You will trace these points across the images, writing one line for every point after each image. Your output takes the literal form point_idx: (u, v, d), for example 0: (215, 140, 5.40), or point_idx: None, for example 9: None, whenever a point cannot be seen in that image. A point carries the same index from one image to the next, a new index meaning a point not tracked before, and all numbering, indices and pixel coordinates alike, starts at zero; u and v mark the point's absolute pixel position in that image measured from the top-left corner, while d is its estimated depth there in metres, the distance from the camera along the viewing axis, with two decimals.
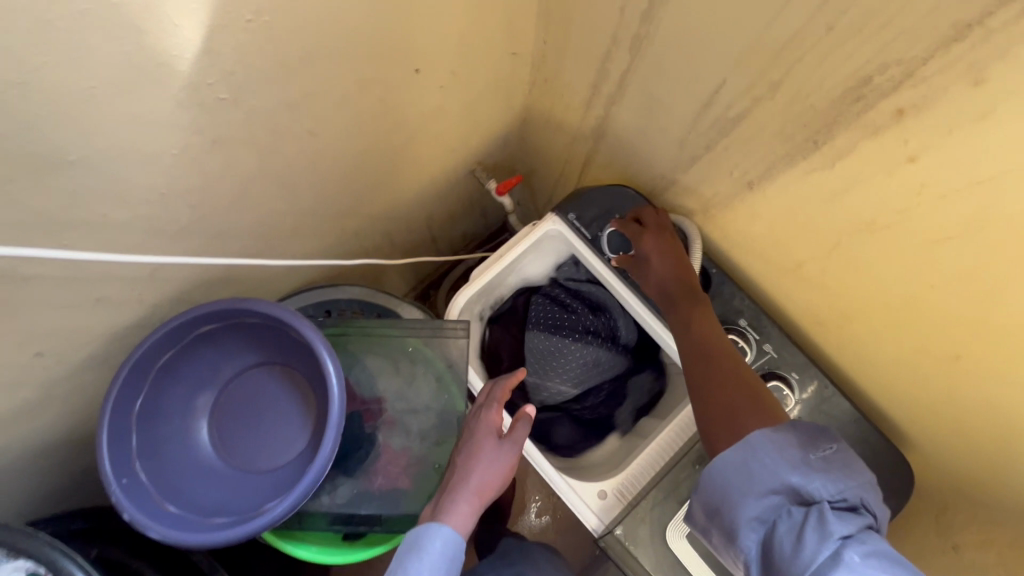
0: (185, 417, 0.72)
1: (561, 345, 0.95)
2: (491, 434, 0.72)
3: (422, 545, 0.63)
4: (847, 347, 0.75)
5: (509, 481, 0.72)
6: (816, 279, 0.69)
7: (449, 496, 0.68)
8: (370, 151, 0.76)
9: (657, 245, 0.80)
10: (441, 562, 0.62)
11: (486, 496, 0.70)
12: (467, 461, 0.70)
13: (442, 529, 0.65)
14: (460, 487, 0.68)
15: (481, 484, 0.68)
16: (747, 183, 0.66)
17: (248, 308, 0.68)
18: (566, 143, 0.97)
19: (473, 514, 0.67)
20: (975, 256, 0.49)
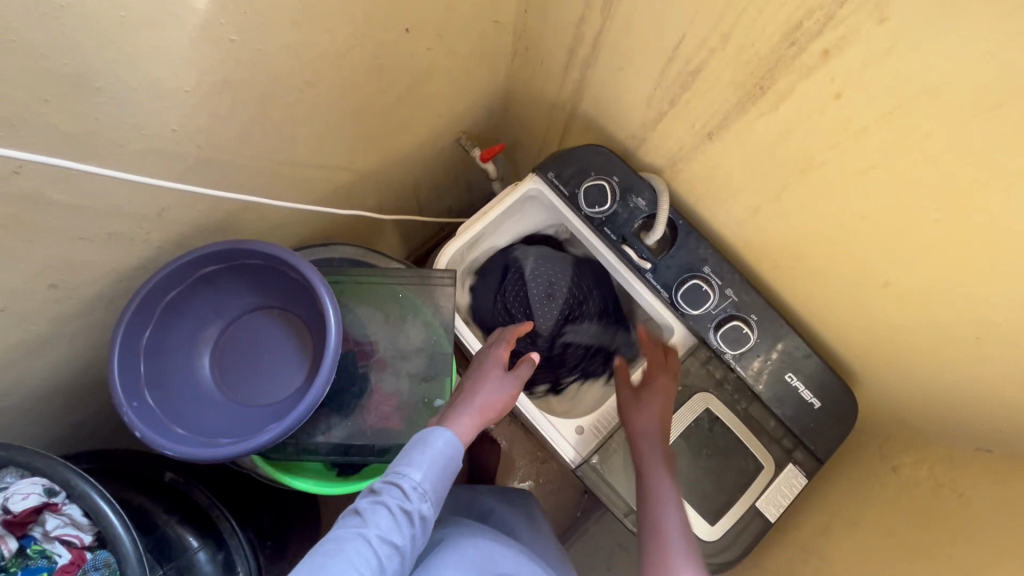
0: (189, 354, 0.77)
1: (549, 310, 0.98)
2: (496, 367, 0.80)
3: (425, 438, 0.65)
4: (799, 289, 0.82)
5: (507, 411, 0.79)
6: (769, 222, 0.77)
7: (455, 410, 0.74)
8: (363, 108, 0.81)
9: (656, 404, 0.85)
10: (439, 459, 0.64)
11: (487, 419, 0.76)
12: (474, 385, 0.77)
13: (446, 430, 0.67)
14: (467, 404, 0.74)
15: (484, 405, 0.75)
16: (707, 134, 0.73)
17: (249, 249, 0.73)
18: (546, 111, 1.03)
19: (473, 429, 0.72)
20: (894, 184, 0.57)
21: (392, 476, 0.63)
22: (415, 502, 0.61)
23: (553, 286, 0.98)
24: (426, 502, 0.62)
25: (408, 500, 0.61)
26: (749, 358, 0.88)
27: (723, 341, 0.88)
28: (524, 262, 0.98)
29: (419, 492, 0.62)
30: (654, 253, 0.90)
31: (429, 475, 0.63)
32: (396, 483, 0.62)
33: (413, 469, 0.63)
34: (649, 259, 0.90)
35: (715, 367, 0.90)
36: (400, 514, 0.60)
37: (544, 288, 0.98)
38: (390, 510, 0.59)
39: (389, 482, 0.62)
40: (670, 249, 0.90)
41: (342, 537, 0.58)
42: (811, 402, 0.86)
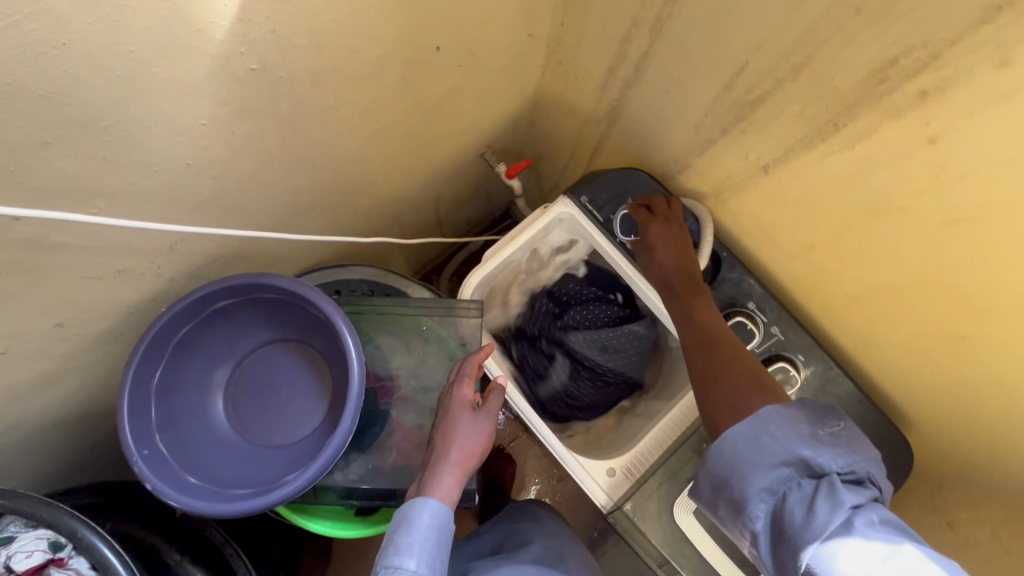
0: (201, 393, 0.72)
1: (574, 322, 0.97)
2: (466, 408, 0.74)
3: (409, 519, 0.65)
4: (851, 330, 0.77)
5: (490, 450, 0.75)
6: (825, 262, 0.71)
7: (432, 470, 0.70)
8: (387, 129, 0.76)
9: (665, 245, 0.82)
10: (432, 533, 0.64)
11: (470, 467, 0.72)
12: (447, 435, 0.73)
13: (429, 501, 0.66)
14: (442, 461, 0.71)
15: (462, 455, 0.71)
16: (762, 166, 0.67)
17: (267, 283, 0.68)
18: (577, 126, 0.97)
19: (456, 485, 0.70)
20: (983, 237, 0.51)
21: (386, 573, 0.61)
22: None
23: (587, 352, 0.96)
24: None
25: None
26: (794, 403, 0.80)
27: None
28: (648, 356, 0.96)
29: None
30: None
31: (425, 558, 0.62)
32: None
33: (408, 557, 0.62)
34: None
35: None
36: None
37: (596, 352, 0.96)
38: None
39: None
40: (711, 283, 0.84)
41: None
42: None
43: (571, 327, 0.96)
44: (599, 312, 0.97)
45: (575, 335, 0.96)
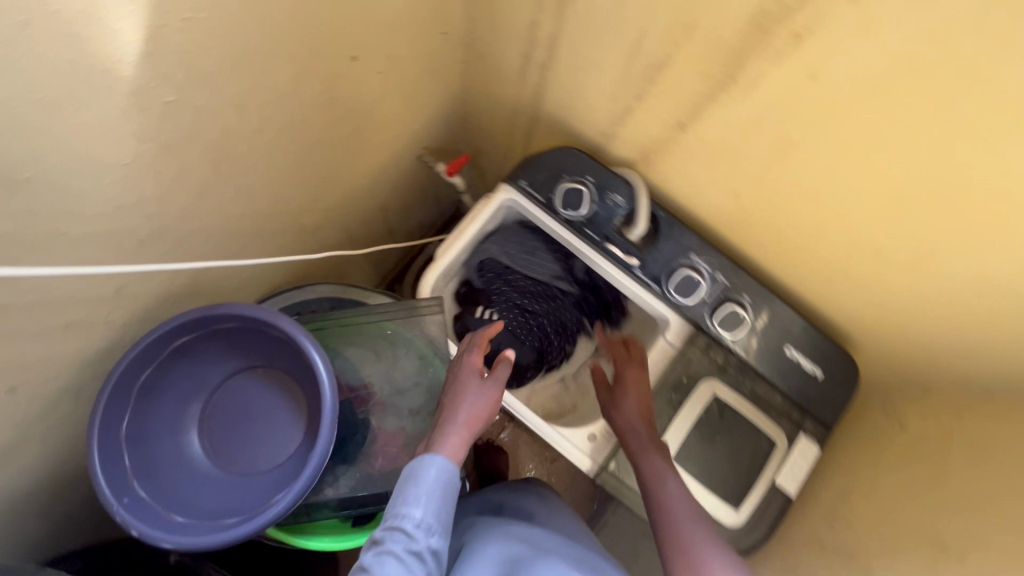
0: (176, 433, 0.72)
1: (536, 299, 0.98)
2: (474, 375, 0.78)
3: (416, 473, 0.66)
4: (786, 264, 0.82)
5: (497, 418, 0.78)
6: (751, 205, 0.76)
7: (439, 430, 0.73)
8: (319, 146, 0.77)
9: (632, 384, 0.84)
10: (438, 488, 0.65)
11: (477, 430, 0.75)
12: (454, 401, 0.76)
13: (437, 457, 0.67)
14: (450, 421, 0.73)
15: (468, 417, 0.74)
16: (678, 125, 0.72)
17: (223, 313, 0.68)
18: (506, 115, 1.00)
19: (462, 445, 0.71)
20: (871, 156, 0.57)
21: (391, 521, 0.62)
22: (422, 539, 0.61)
23: (539, 261, 0.98)
24: (433, 537, 0.62)
25: (415, 539, 0.61)
26: (746, 340, 0.87)
27: (721, 325, 0.86)
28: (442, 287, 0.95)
29: (423, 529, 0.62)
30: (640, 247, 0.88)
31: (430, 508, 0.63)
32: (397, 526, 0.61)
33: (414, 508, 0.63)
34: (636, 255, 0.88)
35: (716, 353, 0.89)
36: (410, 556, 0.59)
37: (533, 264, 0.98)
38: (398, 555, 0.59)
39: (390, 528, 0.62)
40: (655, 242, 0.87)
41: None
42: (815, 372, 0.86)
43: (544, 286, 0.98)
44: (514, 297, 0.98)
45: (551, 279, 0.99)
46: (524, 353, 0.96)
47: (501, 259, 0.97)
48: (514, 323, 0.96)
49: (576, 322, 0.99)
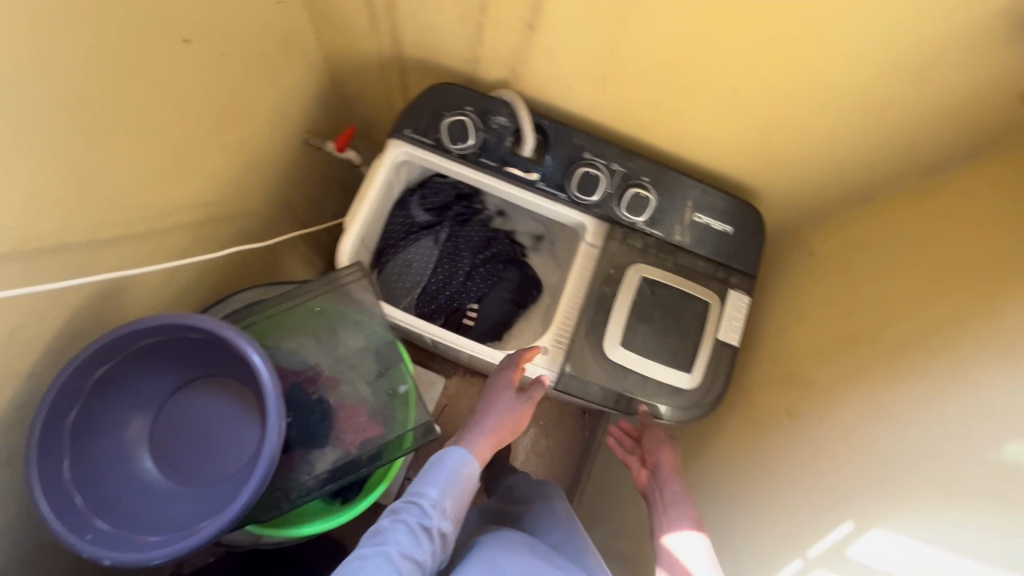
0: (126, 466, 0.70)
1: (461, 254, 1.03)
2: (513, 388, 0.85)
3: (442, 458, 0.74)
4: (669, 138, 0.86)
5: (522, 432, 0.84)
6: (616, 85, 0.79)
7: (470, 430, 0.81)
8: (183, 141, 0.76)
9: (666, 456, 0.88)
10: (456, 479, 0.72)
11: (503, 438, 0.82)
12: (488, 406, 0.83)
13: (462, 451, 0.75)
14: (481, 424, 0.81)
15: (498, 425, 0.81)
16: (527, 26, 0.74)
17: (132, 330, 0.65)
18: (376, 74, 1.01)
19: (487, 449, 0.80)
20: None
21: (411, 495, 0.70)
22: (435, 519, 0.68)
23: (416, 259, 1.02)
24: (444, 519, 0.69)
25: (428, 516, 0.68)
26: (655, 218, 0.92)
27: (629, 211, 0.91)
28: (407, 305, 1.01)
29: (437, 509, 0.69)
30: (535, 160, 0.91)
31: (447, 493, 0.71)
32: (415, 502, 0.69)
33: (432, 488, 0.71)
34: (535, 169, 0.90)
35: (636, 241, 0.93)
36: (420, 530, 0.67)
37: (425, 259, 1.02)
38: (411, 526, 0.66)
39: (408, 501, 0.70)
40: (548, 151, 0.90)
41: (366, 553, 0.63)
42: (725, 228, 0.92)
43: (445, 257, 1.03)
44: (455, 269, 1.02)
45: (445, 243, 1.04)
46: (508, 271, 1.04)
47: (417, 284, 1.02)
48: (484, 281, 1.02)
49: (485, 232, 1.06)
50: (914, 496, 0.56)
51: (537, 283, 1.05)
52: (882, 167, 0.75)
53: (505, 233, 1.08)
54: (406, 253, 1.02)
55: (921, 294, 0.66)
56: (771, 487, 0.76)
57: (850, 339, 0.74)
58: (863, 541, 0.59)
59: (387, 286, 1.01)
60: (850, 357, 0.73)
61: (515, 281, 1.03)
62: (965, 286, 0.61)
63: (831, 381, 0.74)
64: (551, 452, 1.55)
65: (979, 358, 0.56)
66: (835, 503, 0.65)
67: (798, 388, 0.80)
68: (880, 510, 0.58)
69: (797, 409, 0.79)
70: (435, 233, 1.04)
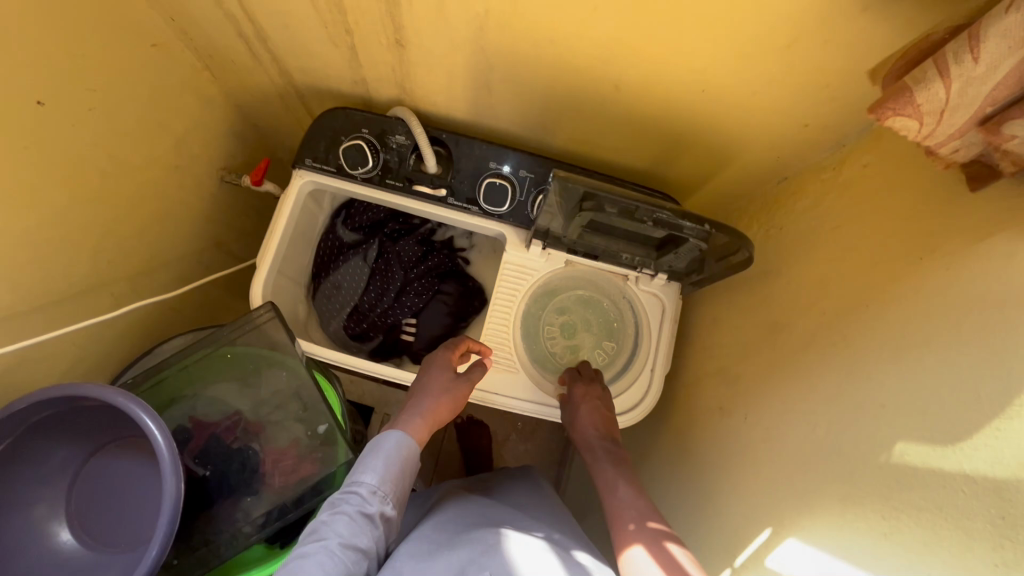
0: (39, 543, 0.69)
1: (392, 271, 1.00)
2: (449, 370, 0.82)
3: (378, 444, 0.72)
4: (573, 138, 0.83)
5: (460, 410, 0.82)
6: (505, 91, 0.76)
7: (406, 412, 0.78)
8: (64, 203, 0.74)
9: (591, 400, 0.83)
10: (395, 459, 0.71)
11: (441, 418, 0.79)
12: (424, 387, 0.80)
13: (396, 432, 0.74)
14: (416, 406, 0.78)
15: (435, 406, 0.78)
16: (397, 42, 0.71)
17: (17, 410, 0.63)
18: (278, 102, 0.98)
19: (425, 430, 0.77)
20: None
21: (348, 486, 0.69)
22: (376, 504, 0.67)
23: (344, 280, 1.01)
24: (385, 503, 0.68)
25: (369, 503, 0.67)
26: None
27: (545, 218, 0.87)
28: (336, 323, 1.02)
29: (377, 495, 0.68)
30: (441, 176, 0.88)
31: (386, 477, 0.69)
32: (353, 491, 0.68)
33: (370, 475, 0.69)
34: (442, 185, 0.87)
35: (556, 247, 0.89)
36: (361, 517, 0.65)
37: (354, 279, 1.01)
38: (351, 515, 0.65)
39: (346, 492, 0.68)
40: (453, 166, 0.87)
41: (306, 550, 0.61)
42: None
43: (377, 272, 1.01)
44: (388, 284, 1.00)
45: (375, 263, 1.01)
46: (446, 284, 1.02)
47: (349, 303, 1.01)
48: (418, 296, 1.00)
49: (419, 247, 1.02)
50: (820, 500, 0.53)
51: (476, 296, 1.04)
52: (785, 147, 0.71)
53: (441, 244, 1.05)
54: (335, 274, 1.01)
55: (827, 279, 0.63)
56: (706, 490, 0.73)
57: (771, 329, 0.71)
58: (780, 549, 0.56)
59: (320, 307, 1.02)
60: (771, 348, 0.70)
61: (454, 295, 1.01)
62: (863, 268, 0.58)
63: (754, 374, 0.72)
64: (529, 456, 1.52)
65: (877, 345, 0.53)
66: (758, 508, 0.62)
67: (728, 383, 0.77)
68: (794, 515, 0.56)
69: (728, 406, 0.76)
70: (364, 252, 1.01)
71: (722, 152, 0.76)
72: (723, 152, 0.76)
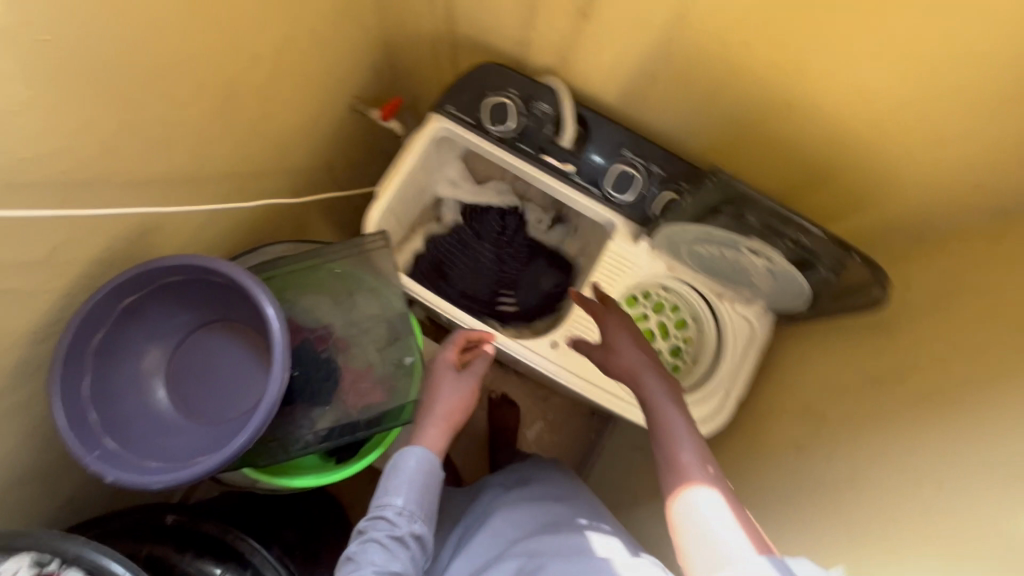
0: (140, 393, 0.74)
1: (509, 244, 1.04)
2: (450, 369, 0.83)
3: (398, 466, 0.72)
4: (715, 146, 0.83)
5: (473, 409, 0.83)
6: (668, 82, 0.76)
7: (420, 422, 0.79)
8: (234, 90, 0.78)
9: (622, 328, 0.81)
10: (416, 477, 0.71)
11: (454, 420, 0.80)
12: (431, 394, 0.81)
13: (413, 451, 0.73)
14: (429, 414, 0.79)
15: (445, 410, 0.79)
16: (583, 11, 0.72)
17: (163, 265, 0.68)
18: (429, 46, 1.01)
19: (442, 434, 0.78)
20: None
21: (376, 510, 0.69)
22: (404, 525, 0.67)
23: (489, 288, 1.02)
24: (414, 522, 0.68)
25: (396, 526, 0.67)
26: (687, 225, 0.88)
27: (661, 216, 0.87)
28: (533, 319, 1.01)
29: (405, 515, 0.68)
30: (572, 152, 0.89)
31: (411, 498, 0.69)
32: (381, 515, 0.68)
33: (395, 496, 0.69)
34: (570, 161, 0.89)
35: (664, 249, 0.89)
36: (392, 542, 0.66)
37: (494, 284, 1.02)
38: (381, 541, 0.65)
39: (373, 517, 0.68)
40: (587, 143, 0.88)
41: None
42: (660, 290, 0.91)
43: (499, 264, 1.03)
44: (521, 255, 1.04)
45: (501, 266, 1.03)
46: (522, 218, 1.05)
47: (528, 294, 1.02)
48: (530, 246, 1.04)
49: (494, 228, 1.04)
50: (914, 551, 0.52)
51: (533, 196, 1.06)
52: (941, 204, 0.70)
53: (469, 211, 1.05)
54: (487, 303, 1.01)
55: (959, 345, 0.62)
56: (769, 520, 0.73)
57: (877, 379, 0.70)
58: None
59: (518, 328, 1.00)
60: (875, 399, 0.68)
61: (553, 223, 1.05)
62: (1012, 339, 0.56)
63: (848, 421, 0.70)
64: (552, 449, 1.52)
65: (1015, 418, 0.51)
66: (829, 546, 0.61)
67: (812, 423, 0.76)
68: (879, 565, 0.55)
69: (806, 444, 0.75)
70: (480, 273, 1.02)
71: (868, 193, 0.75)
72: (869, 194, 0.75)
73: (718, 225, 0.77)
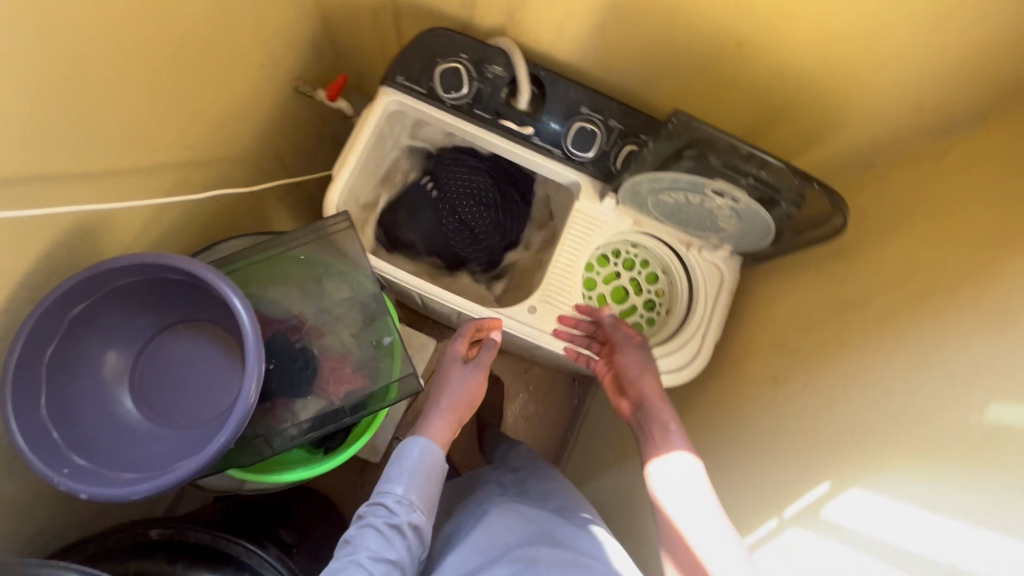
0: (104, 407, 0.70)
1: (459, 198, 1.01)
2: (458, 362, 0.82)
3: (403, 453, 0.71)
4: (669, 94, 0.83)
5: (479, 401, 0.81)
6: (619, 31, 0.76)
7: (427, 414, 0.77)
8: (168, 73, 0.73)
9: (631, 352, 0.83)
10: (417, 468, 0.70)
11: (461, 413, 0.79)
12: (439, 388, 0.80)
13: (417, 439, 0.73)
14: (436, 406, 0.77)
15: (455, 402, 0.78)
16: None
17: (111, 267, 0.63)
18: (369, 16, 0.96)
19: (449, 427, 0.76)
20: None
21: (376, 496, 0.69)
22: (402, 514, 0.67)
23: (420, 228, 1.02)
24: (412, 512, 0.67)
25: (395, 514, 0.67)
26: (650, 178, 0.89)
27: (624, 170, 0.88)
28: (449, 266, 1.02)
29: (404, 504, 0.68)
30: (529, 114, 0.88)
31: (411, 486, 0.69)
32: (381, 502, 0.68)
33: (396, 484, 0.69)
34: (529, 123, 0.88)
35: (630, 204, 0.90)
36: (389, 529, 0.65)
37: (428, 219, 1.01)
38: (379, 527, 0.65)
39: (373, 503, 0.68)
40: (543, 104, 0.87)
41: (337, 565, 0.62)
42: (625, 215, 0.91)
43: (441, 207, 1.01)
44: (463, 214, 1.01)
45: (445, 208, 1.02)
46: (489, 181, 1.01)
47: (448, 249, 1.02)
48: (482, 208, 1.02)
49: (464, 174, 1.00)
50: (894, 455, 0.56)
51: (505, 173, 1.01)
52: (886, 129, 0.72)
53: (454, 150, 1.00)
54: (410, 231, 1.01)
55: (916, 260, 0.65)
56: (755, 451, 0.76)
57: (843, 304, 0.73)
58: (840, 501, 0.59)
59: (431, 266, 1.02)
60: (843, 323, 0.72)
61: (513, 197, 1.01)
62: (963, 249, 0.60)
63: (821, 347, 0.73)
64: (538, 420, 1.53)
65: (973, 319, 0.55)
66: (814, 466, 0.64)
67: (787, 355, 0.79)
68: (862, 475, 0.58)
69: (783, 375, 0.78)
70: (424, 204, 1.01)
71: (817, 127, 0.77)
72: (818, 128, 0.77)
73: (682, 173, 0.77)
